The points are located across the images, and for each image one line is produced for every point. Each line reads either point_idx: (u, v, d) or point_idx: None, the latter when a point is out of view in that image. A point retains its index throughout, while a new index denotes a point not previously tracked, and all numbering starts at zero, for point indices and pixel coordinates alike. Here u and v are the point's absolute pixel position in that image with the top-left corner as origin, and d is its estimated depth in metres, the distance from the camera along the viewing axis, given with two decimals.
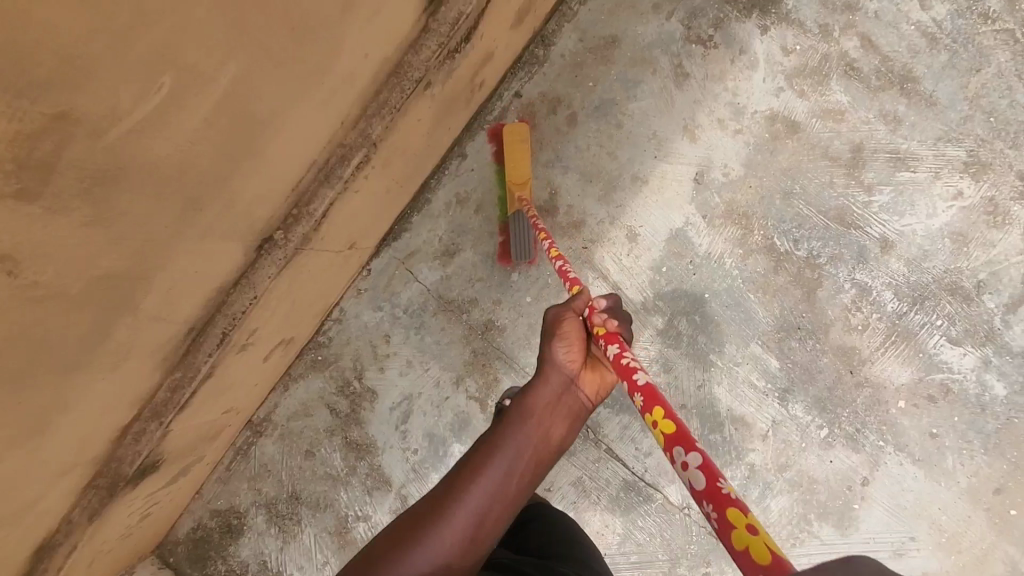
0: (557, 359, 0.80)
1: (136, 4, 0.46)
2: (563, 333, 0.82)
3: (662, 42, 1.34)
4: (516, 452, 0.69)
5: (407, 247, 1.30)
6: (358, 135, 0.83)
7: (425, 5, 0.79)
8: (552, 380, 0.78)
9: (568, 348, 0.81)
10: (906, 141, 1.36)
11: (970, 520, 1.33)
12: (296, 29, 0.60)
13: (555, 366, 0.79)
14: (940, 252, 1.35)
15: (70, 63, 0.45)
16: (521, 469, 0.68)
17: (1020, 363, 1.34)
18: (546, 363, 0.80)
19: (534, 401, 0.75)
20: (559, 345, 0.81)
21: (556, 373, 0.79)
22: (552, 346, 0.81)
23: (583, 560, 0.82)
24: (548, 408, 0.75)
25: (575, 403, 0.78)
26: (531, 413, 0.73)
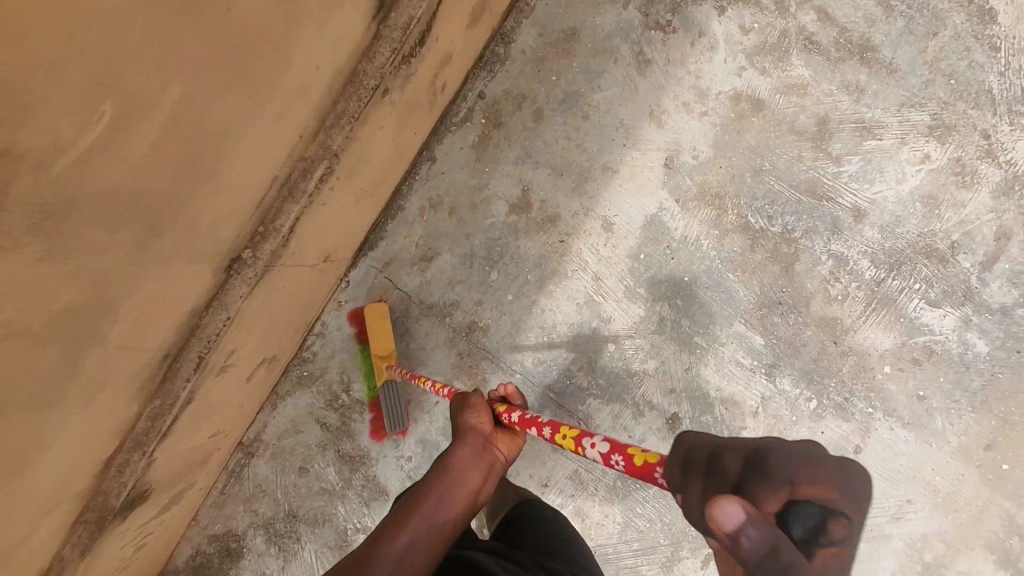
0: (468, 426, 0.89)
1: (65, 34, 0.46)
2: (472, 403, 0.91)
3: (621, 30, 1.34)
4: (426, 521, 0.77)
5: (384, 255, 1.30)
6: (319, 147, 0.83)
7: (375, 12, 0.79)
8: (464, 446, 0.86)
9: (477, 415, 0.90)
10: (870, 110, 1.37)
11: (963, 479, 1.35)
12: (239, 46, 0.60)
13: (464, 434, 0.88)
14: (912, 217, 1.37)
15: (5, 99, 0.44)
16: (433, 531, 0.76)
17: (999, 320, 1.36)
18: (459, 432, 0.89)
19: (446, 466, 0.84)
20: (468, 415, 0.90)
21: (467, 439, 0.87)
22: (462, 417, 0.90)
23: (573, 557, 0.85)
24: (461, 470, 0.83)
25: (487, 462, 0.86)
26: (443, 477, 0.82)
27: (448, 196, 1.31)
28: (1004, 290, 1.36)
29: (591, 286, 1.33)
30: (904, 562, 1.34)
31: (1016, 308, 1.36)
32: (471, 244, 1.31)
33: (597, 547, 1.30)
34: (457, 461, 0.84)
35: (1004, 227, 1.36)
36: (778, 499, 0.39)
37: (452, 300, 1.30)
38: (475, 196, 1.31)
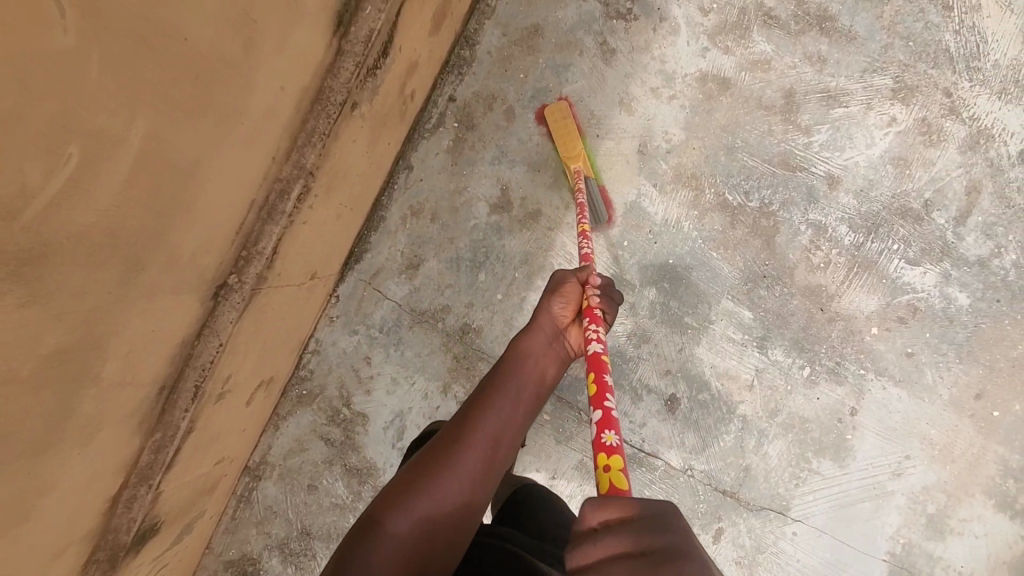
0: (553, 312, 0.95)
1: (21, 79, 0.45)
2: (562, 292, 0.96)
3: (583, 22, 1.36)
4: (517, 399, 0.85)
5: (371, 267, 1.31)
6: (293, 167, 0.83)
7: (334, 28, 0.80)
8: (543, 331, 0.94)
9: (562, 305, 0.96)
10: (834, 78, 1.40)
11: (957, 429, 1.38)
12: (200, 75, 0.60)
13: (548, 322, 0.95)
14: (884, 179, 1.40)
15: None
16: (518, 412, 0.85)
17: (977, 271, 1.39)
18: (541, 314, 0.95)
19: (532, 345, 0.92)
20: (554, 302, 0.96)
21: (547, 327, 0.94)
22: (548, 303, 0.96)
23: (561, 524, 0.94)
24: (540, 353, 0.92)
25: (560, 349, 0.95)
26: (528, 359, 0.90)
27: (429, 201, 1.32)
28: (979, 242, 1.39)
29: None
30: (908, 515, 1.38)
31: (993, 258, 1.39)
32: (457, 247, 1.31)
33: None
34: (538, 343, 0.93)
35: (973, 181, 1.39)
36: None
37: (443, 305, 1.31)
38: (456, 199, 1.32)
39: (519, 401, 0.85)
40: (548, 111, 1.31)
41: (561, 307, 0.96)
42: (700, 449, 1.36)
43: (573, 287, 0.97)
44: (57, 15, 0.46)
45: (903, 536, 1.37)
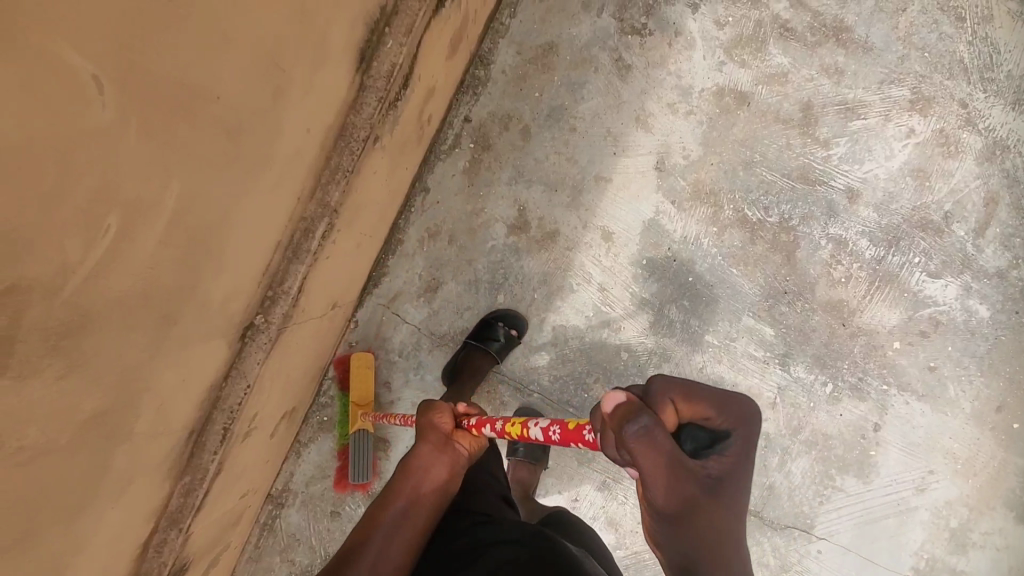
0: (432, 424, 0.92)
1: (64, 158, 0.41)
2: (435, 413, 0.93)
3: (598, 38, 1.34)
4: (390, 533, 0.83)
5: (389, 291, 1.29)
6: (317, 205, 0.82)
7: (357, 65, 0.78)
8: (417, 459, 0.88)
9: (438, 424, 0.92)
10: (852, 90, 1.38)
11: (980, 443, 1.37)
12: (229, 129, 0.58)
13: (425, 446, 0.89)
14: (904, 192, 1.38)
15: (13, 239, 0.40)
16: (392, 549, 0.82)
17: (997, 283, 1.38)
18: (423, 427, 0.92)
19: (402, 480, 0.88)
20: (429, 420, 0.92)
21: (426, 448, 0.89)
22: (424, 424, 0.93)
23: (579, 535, 1.00)
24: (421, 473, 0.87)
25: (450, 462, 0.89)
26: (406, 482, 0.87)
27: (446, 224, 1.30)
28: (998, 253, 1.38)
29: (599, 297, 1.33)
30: (932, 530, 1.37)
31: (1013, 269, 1.38)
32: (474, 269, 1.31)
33: (634, 554, 1.31)
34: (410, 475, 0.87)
35: (991, 193, 1.38)
36: (669, 417, 0.60)
37: (461, 328, 1.30)
38: (473, 221, 1.31)
39: (387, 544, 0.82)
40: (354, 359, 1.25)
41: (440, 421, 0.92)
42: None
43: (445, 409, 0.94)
44: (97, 91, 0.42)
45: (926, 552, 1.37)
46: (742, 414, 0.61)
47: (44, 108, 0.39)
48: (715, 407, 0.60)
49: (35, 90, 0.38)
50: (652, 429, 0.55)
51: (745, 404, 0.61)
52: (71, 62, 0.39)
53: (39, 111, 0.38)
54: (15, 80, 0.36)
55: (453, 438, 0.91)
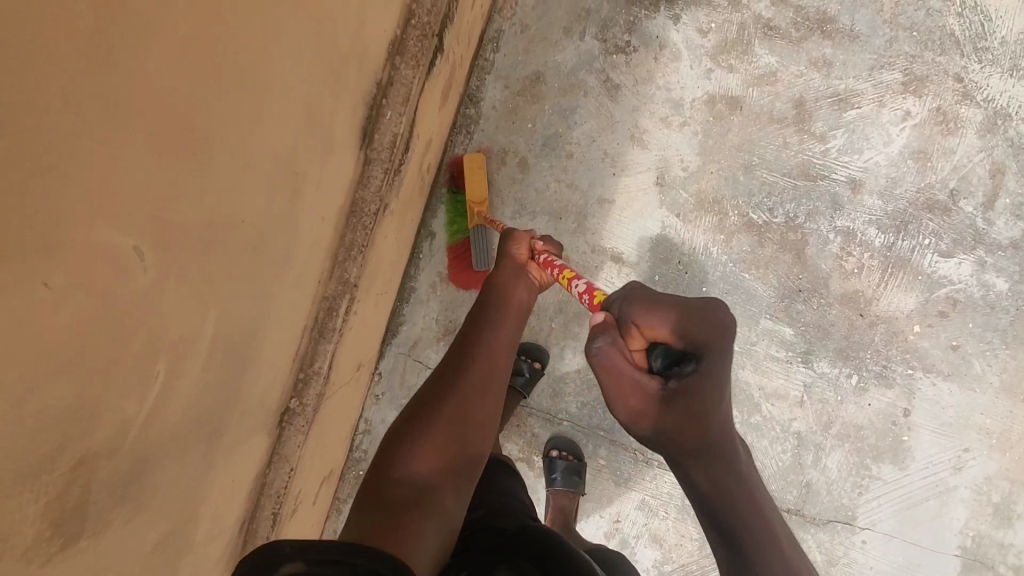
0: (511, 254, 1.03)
1: (115, 330, 0.43)
2: (512, 243, 1.04)
3: (584, 62, 1.35)
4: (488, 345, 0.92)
5: (409, 338, 1.31)
6: (337, 283, 0.83)
7: (361, 142, 0.79)
8: (504, 279, 1.00)
9: (517, 254, 1.03)
10: (843, 80, 1.38)
11: (1013, 415, 1.37)
12: (255, 245, 0.59)
13: (506, 269, 1.01)
14: (907, 175, 1.38)
15: (79, 416, 0.42)
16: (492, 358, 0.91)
17: (1012, 255, 1.38)
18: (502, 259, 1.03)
19: (495, 292, 0.98)
20: (507, 250, 1.04)
21: (506, 274, 1.01)
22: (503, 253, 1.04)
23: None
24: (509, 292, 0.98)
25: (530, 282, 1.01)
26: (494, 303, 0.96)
27: None
28: (1010, 224, 1.38)
29: None
30: (975, 507, 1.37)
31: None
32: None
33: (682, 567, 1.32)
34: (502, 292, 0.97)
35: (996, 164, 1.37)
36: (637, 340, 0.72)
37: None
38: None
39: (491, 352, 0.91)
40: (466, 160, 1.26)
41: (518, 250, 1.03)
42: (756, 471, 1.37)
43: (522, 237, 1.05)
44: (139, 259, 0.43)
45: (971, 529, 1.37)
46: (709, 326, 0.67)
47: (95, 293, 0.40)
48: (674, 327, 0.68)
49: (86, 279, 0.39)
50: (601, 350, 0.70)
51: (714, 319, 0.67)
52: (113, 244, 0.40)
53: (93, 298, 0.40)
54: (69, 278, 0.37)
55: (527, 266, 1.03)
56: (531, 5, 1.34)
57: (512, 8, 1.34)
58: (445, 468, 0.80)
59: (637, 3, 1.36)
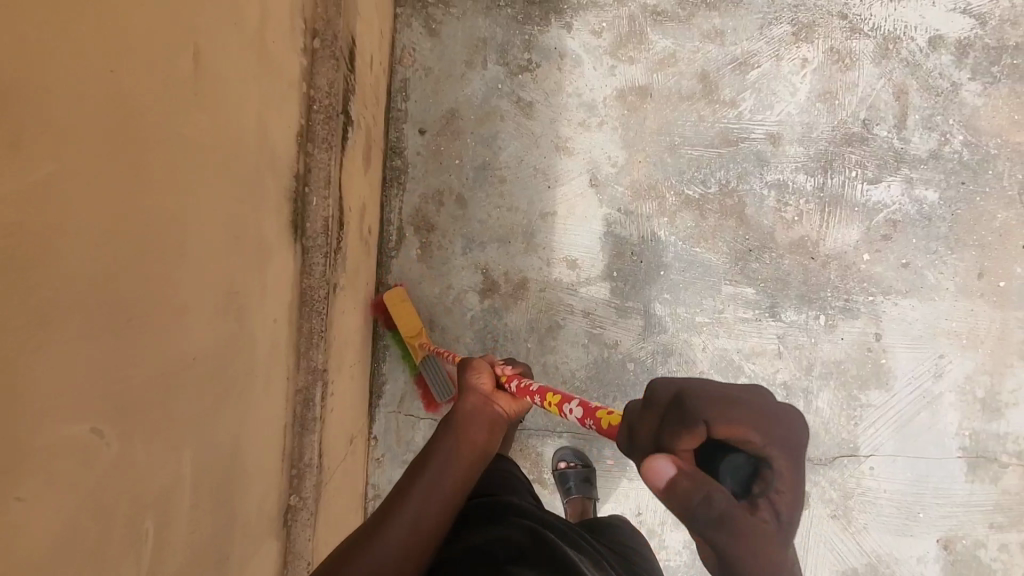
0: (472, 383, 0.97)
1: (95, 509, 0.44)
2: (473, 364, 1.02)
3: (493, 89, 1.38)
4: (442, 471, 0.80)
5: (395, 395, 1.32)
6: (306, 374, 0.84)
7: (294, 235, 0.81)
8: (466, 406, 0.92)
9: (480, 378, 0.99)
10: (738, 45, 1.44)
11: (975, 313, 1.44)
12: (214, 374, 0.61)
13: (470, 393, 0.95)
14: (820, 117, 1.44)
15: None
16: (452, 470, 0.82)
17: (934, 165, 1.45)
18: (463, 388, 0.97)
19: (460, 412, 0.91)
20: (470, 381, 0.98)
21: (473, 392, 0.96)
22: (466, 377, 0.99)
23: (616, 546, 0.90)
24: (469, 417, 0.90)
25: (493, 413, 0.93)
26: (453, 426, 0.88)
27: (422, 314, 1.34)
28: (925, 137, 1.45)
29: (587, 323, 1.38)
30: (964, 407, 1.43)
31: (943, 147, 1.45)
32: (465, 344, 1.34)
33: None
34: (465, 410, 0.91)
35: (898, 86, 1.45)
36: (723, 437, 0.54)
37: None
38: (446, 300, 1.34)
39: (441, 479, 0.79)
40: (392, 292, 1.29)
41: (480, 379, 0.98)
42: None
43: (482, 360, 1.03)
44: (100, 437, 0.45)
45: (966, 429, 1.43)
46: (784, 434, 0.54)
47: (67, 482, 0.42)
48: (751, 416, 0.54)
49: (54, 476, 0.41)
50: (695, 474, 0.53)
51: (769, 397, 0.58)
52: (73, 434, 0.42)
53: (64, 489, 0.41)
54: (38, 481, 0.39)
55: (491, 397, 0.96)
56: (429, 48, 1.37)
57: (411, 55, 1.37)
58: (424, 527, 0.73)
59: (528, 21, 1.40)
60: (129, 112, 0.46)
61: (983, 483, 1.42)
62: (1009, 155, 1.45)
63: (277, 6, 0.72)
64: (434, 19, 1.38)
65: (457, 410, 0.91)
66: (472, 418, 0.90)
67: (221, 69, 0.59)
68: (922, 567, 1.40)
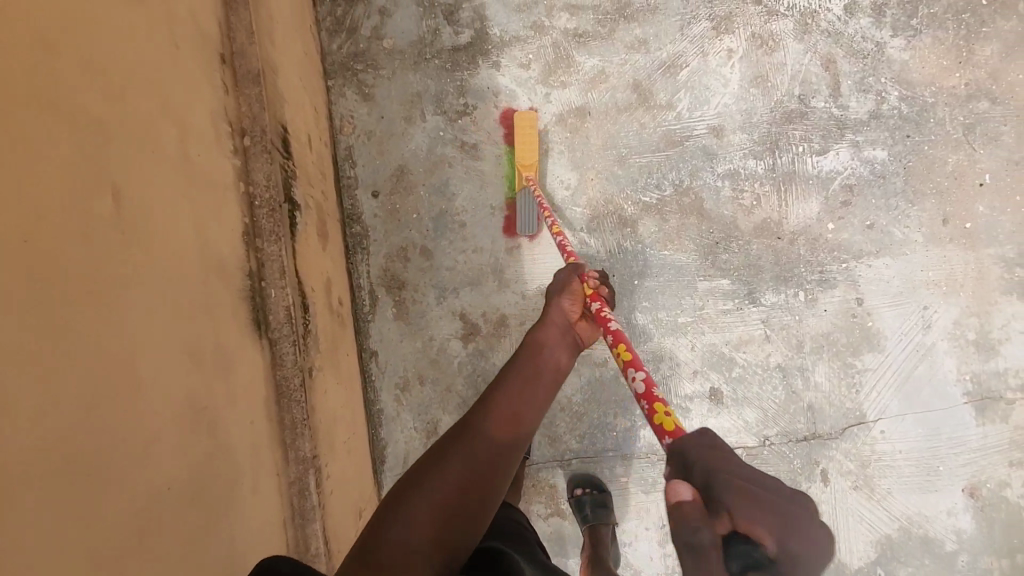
0: (561, 308, 1.00)
1: None
2: (570, 291, 1.01)
3: (436, 139, 1.41)
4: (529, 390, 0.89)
5: (398, 457, 1.32)
6: (296, 464, 0.84)
7: (257, 332, 0.81)
8: (546, 335, 0.98)
9: (569, 307, 1.01)
10: (663, 49, 1.47)
11: (949, 259, 1.45)
12: (195, 494, 0.61)
13: (554, 320, 0.99)
14: (757, 101, 1.47)
15: None
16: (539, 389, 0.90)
17: (876, 125, 1.48)
18: (550, 309, 1.01)
19: (544, 338, 0.97)
20: (562, 302, 1.00)
21: (557, 320, 1.00)
22: (556, 303, 1.01)
23: None
24: (553, 341, 0.97)
25: (572, 340, 1.00)
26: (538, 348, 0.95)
27: (409, 371, 1.34)
28: (862, 100, 1.48)
29: None
30: (960, 352, 1.43)
31: (881, 106, 1.48)
32: (457, 392, 1.34)
33: None
34: (547, 338, 0.97)
35: (825, 57, 1.48)
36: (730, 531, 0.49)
37: None
38: (430, 353, 1.34)
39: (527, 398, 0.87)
40: (520, 118, 1.38)
41: (572, 308, 1.01)
42: (761, 418, 1.41)
43: (579, 278, 1.02)
44: None
45: (967, 373, 1.42)
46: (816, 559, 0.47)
47: None
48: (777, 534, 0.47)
49: None
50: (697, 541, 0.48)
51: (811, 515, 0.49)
52: None
53: None
54: None
55: (574, 325, 1.01)
56: (366, 112, 1.40)
57: (350, 122, 1.40)
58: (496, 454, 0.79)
59: (457, 67, 1.43)
60: (52, 271, 0.48)
61: (995, 424, 1.41)
62: (946, 100, 1.47)
63: (195, 119, 0.74)
64: (366, 83, 1.41)
65: (540, 333, 0.98)
66: (551, 345, 0.96)
67: (145, 197, 0.61)
68: (954, 519, 1.39)
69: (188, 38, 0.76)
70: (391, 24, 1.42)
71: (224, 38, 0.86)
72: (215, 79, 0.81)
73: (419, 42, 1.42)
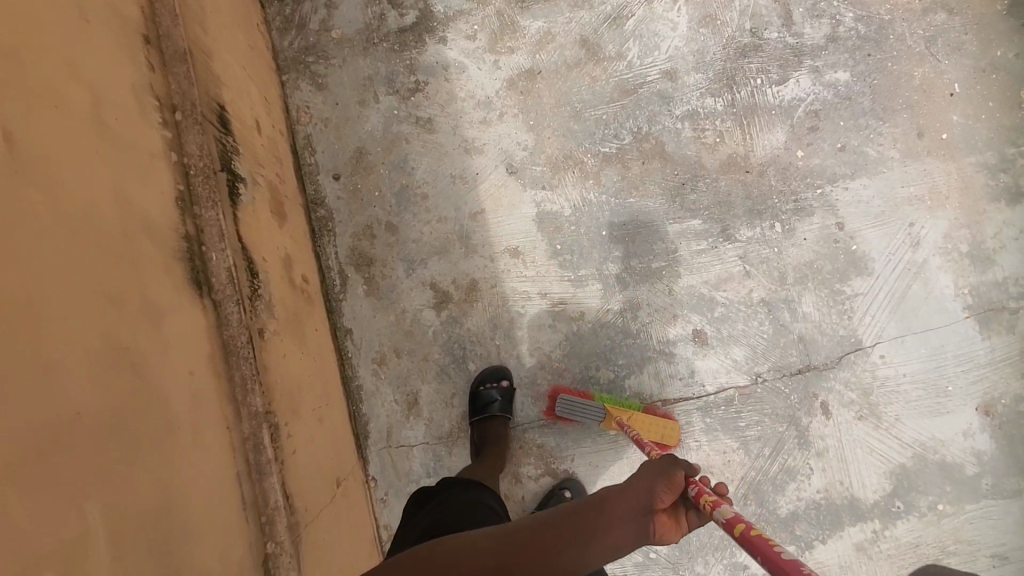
0: (648, 483, 0.73)
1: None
2: (672, 477, 0.71)
3: (391, 118, 1.43)
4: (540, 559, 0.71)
5: (382, 431, 1.32)
6: (249, 419, 0.85)
7: (196, 290, 0.83)
8: (618, 505, 0.73)
9: (661, 496, 0.71)
10: (607, 3, 1.47)
11: (930, 171, 1.39)
12: (118, 426, 0.63)
13: (634, 498, 0.72)
14: (708, 41, 1.46)
15: None
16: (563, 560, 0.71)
17: (835, 47, 1.44)
18: (637, 473, 0.76)
19: (612, 503, 0.74)
20: (654, 481, 0.72)
21: (639, 496, 0.73)
22: (647, 480, 0.73)
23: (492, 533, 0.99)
24: (615, 517, 0.72)
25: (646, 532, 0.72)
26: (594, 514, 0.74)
27: (385, 344, 1.34)
28: (816, 25, 1.45)
29: (546, 303, 1.37)
30: (953, 267, 1.36)
31: (837, 29, 1.45)
32: (435, 361, 1.34)
33: None
34: (616, 508, 0.73)
35: None
36: None
37: (459, 415, 1.33)
38: (404, 325, 1.35)
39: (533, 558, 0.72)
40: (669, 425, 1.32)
41: (661, 499, 0.71)
42: (751, 356, 1.36)
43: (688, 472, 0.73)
44: None
45: (964, 287, 1.35)
46: None
47: None
48: None
49: None
50: None
51: None
52: None
53: None
54: None
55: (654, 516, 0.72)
56: (321, 100, 1.43)
57: (306, 112, 1.43)
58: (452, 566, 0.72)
59: (405, 47, 1.45)
60: None
61: (1000, 336, 1.34)
62: (904, 15, 1.43)
63: (111, 90, 0.77)
64: (319, 73, 1.44)
65: (609, 496, 0.75)
66: (616, 520, 0.72)
67: (48, 145, 0.64)
68: (971, 441, 1.32)
69: (104, 18, 0.80)
70: (337, 15, 1.46)
71: (148, 21, 0.90)
72: (137, 57, 0.85)
73: (366, 28, 1.46)
